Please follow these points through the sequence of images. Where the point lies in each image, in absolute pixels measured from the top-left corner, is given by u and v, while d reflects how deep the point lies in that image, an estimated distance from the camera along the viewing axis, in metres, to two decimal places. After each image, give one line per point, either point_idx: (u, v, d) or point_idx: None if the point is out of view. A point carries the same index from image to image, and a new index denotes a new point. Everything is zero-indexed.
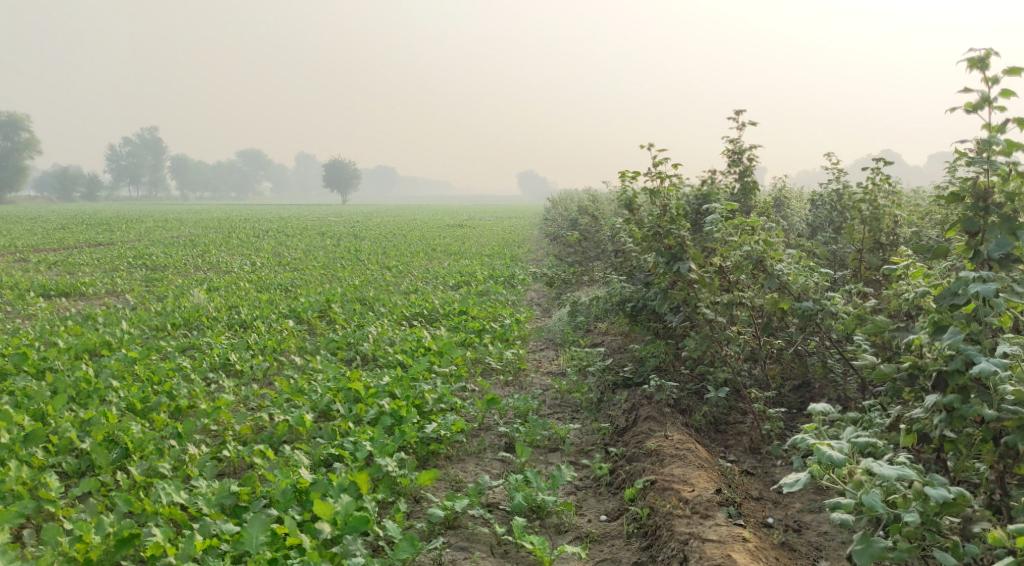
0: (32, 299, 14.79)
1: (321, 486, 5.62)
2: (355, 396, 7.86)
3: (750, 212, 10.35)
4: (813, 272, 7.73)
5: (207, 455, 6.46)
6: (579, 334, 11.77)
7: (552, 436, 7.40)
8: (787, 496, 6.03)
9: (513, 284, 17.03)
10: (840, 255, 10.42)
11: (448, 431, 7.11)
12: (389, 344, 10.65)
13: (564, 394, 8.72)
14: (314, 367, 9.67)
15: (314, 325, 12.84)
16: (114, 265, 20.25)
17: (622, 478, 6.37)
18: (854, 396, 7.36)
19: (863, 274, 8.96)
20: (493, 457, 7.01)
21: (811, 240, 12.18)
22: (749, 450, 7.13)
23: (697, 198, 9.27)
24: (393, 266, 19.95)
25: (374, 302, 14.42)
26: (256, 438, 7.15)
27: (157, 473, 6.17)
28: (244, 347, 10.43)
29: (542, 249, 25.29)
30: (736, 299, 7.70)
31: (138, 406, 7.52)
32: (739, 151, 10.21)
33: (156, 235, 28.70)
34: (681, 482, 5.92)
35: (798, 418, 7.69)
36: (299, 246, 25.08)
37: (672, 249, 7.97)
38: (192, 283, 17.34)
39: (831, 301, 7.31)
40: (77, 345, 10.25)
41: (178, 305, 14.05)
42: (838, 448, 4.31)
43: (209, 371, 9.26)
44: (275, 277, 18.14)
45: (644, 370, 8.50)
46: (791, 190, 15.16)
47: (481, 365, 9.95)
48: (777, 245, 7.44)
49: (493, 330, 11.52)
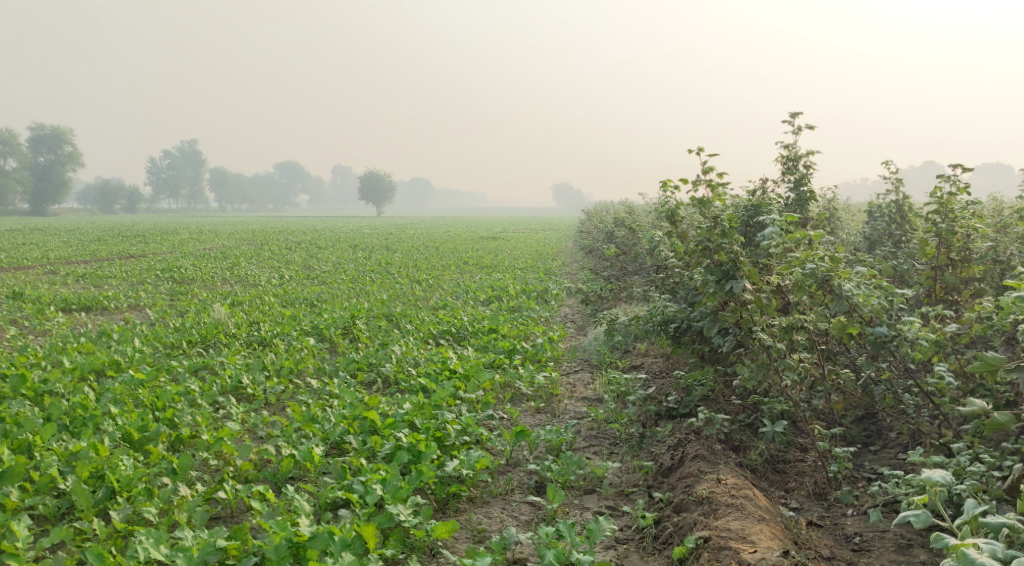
0: (51, 313, 14.27)
1: (321, 541, 5.05)
2: (371, 426, 7.13)
3: (806, 224, 9.46)
4: (883, 290, 6.87)
5: (200, 498, 5.82)
6: (617, 355, 10.94)
7: (588, 475, 6.59)
8: (863, 557, 5.46)
9: (546, 299, 16.30)
10: (904, 272, 9.50)
11: (471, 470, 6.34)
12: (413, 366, 9.90)
13: (601, 424, 7.87)
14: (331, 391, 8.95)
15: (337, 343, 12.17)
16: (140, 277, 19.74)
17: (669, 531, 5.66)
18: (929, 431, 6.53)
19: (937, 294, 8.07)
20: (521, 501, 6.23)
21: (869, 253, 11.25)
22: (813, 496, 6.26)
23: (747, 209, 8.42)
24: (423, 279, 19.23)
25: (401, 318, 13.72)
26: (258, 476, 6.44)
27: (142, 519, 5.57)
28: (260, 367, 9.74)
29: (578, 261, 24.45)
30: (797, 321, 6.86)
31: (134, 437, 6.88)
32: (795, 157, 9.35)
33: (189, 247, 28.36)
34: (739, 538, 5.26)
35: (865, 455, 6.82)
36: (330, 259, 24.49)
37: (724, 265, 7.16)
38: (217, 296, 16.77)
39: (906, 326, 6.50)
40: (83, 365, 9.64)
41: (198, 321, 13.46)
42: (988, 550, 4.07)
43: (218, 395, 8.57)
44: (302, 291, 17.50)
45: (690, 400, 7.64)
46: (843, 201, 14.18)
47: (511, 390, 9.18)
48: (844, 262, 6.63)
49: (524, 350, 10.77)
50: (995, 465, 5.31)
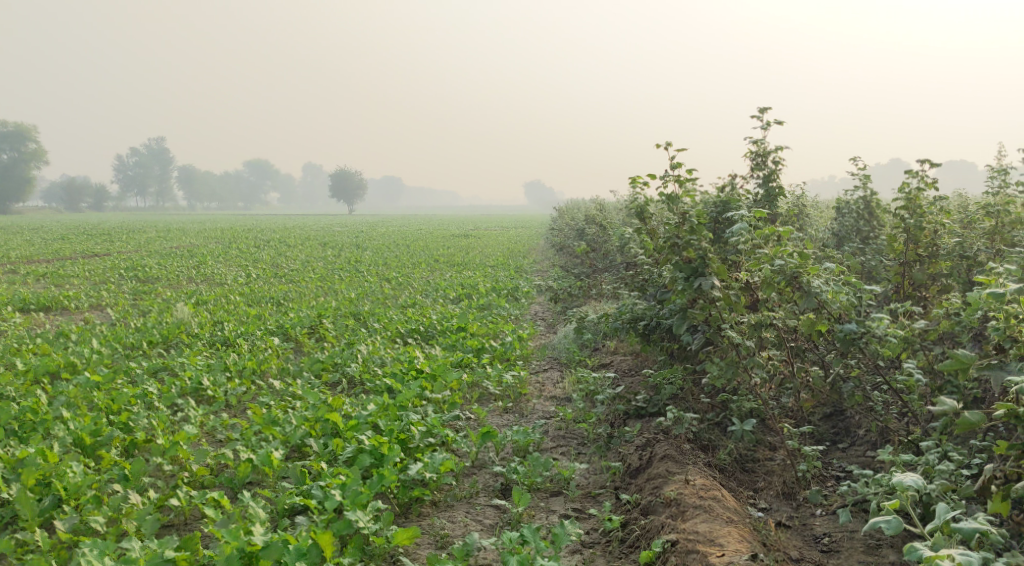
0: (8, 314, 13.88)
1: (275, 551, 4.89)
2: (333, 429, 6.94)
3: (774, 221, 9.39)
4: (852, 287, 6.79)
5: (152, 505, 5.63)
6: (587, 353, 10.83)
7: (555, 477, 6.46)
8: (831, 558, 5.38)
9: (517, 297, 16.17)
10: (872, 268, 9.46)
11: (435, 473, 6.17)
12: (379, 366, 9.70)
13: (569, 424, 7.73)
14: (294, 393, 8.73)
15: (302, 343, 11.94)
16: (103, 277, 19.31)
17: (636, 535, 5.56)
18: (898, 428, 6.47)
19: (906, 290, 8.02)
20: (486, 504, 6.08)
21: (838, 250, 11.21)
22: (782, 495, 6.18)
23: (716, 205, 8.32)
24: (393, 277, 19.01)
25: (368, 317, 13.51)
26: (214, 481, 6.24)
27: (89, 529, 5.36)
28: (221, 368, 9.50)
29: (549, 259, 24.34)
30: (766, 319, 6.77)
31: (85, 442, 6.64)
32: (764, 153, 9.27)
33: (154, 245, 27.82)
34: (707, 542, 5.16)
35: (833, 454, 6.75)
36: (299, 257, 24.17)
37: (693, 262, 7.05)
38: (181, 296, 16.45)
39: (875, 323, 6.41)
40: (38, 368, 9.35)
41: (160, 321, 13.14)
42: (964, 560, 3.98)
43: (177, 398, 8.33)
44: (269, 289, 17.21)
45: (658, 399, 7.53)
46: (813, 198, 14.16)
47: (478, 390, 9.03)
48: (813, 259, 6.54)
49: (493, 349, 10.62)
50: (964, 463, 5.25)
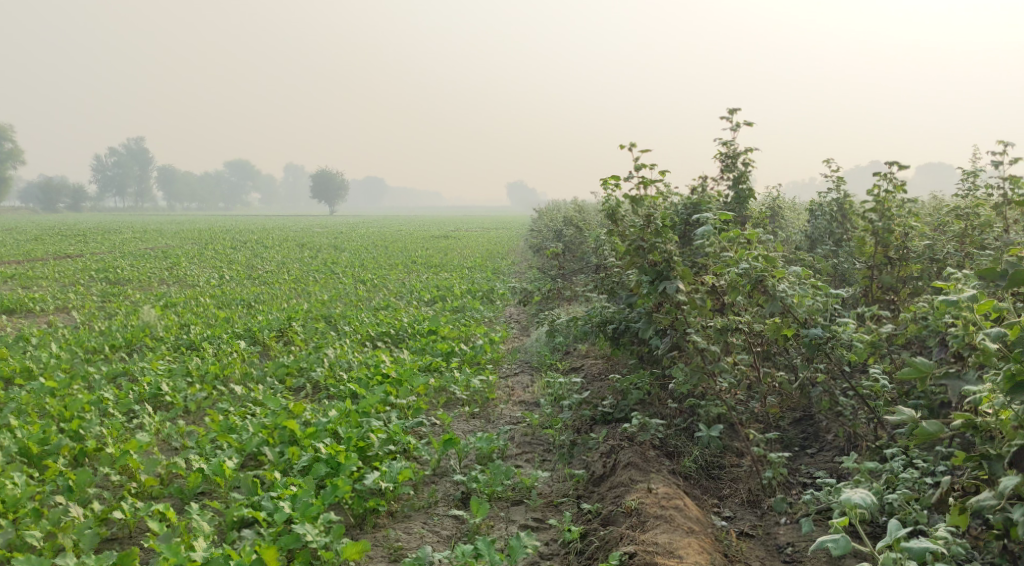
0: None
1: None
2: (291, 436, 6.74)
3: (744, 223, 9.28)
4: (819, 291, 6.67)
5: (95, 518, 5.43)
6: (558, 356, 10.69)
7: (517, 486, 6.30)
8: None
9: (491, 299, 16.00)
10: (843, 270, 9.37)
11: (393, 482, 5.99)
12: (346, 371, 9.51)
13: (536, 430, 7.57)
14: (255, 399, 8.52)
15: (270, 346, 11.72)
16: (72, 279, 18.96)
17: (595, 546, 5.42)
18: (865, 434, 6.36)
19: (875, 293, 7.93)
20: (444, 514, 5.92)
21: (811, 252, 11.14)
22: (747, 504, 6.06)
23: (685, 206, 8.21)
24: (368, 279, 18.81)
25: (339, 320, 13.31)
26: (163, 491, 6.04)
27: (25, 544, 5.17)
28: (183, 373, 9.26)
29: (527, 260, 24.22)
30: (732, 323, 6.63)
31: (31, 451, 6.41)
32: (733, 155, 9.17)
33: (128, 246, 27.44)
34: (666, 554, 5.04)
35: (801, 460, 6.63)
36: (274, 258, 23.87)
37: (658, 266, 6.91)
38: (149, 298, 16.14)
39: (842, 327, 6.28)
40: None
41: (125, 324, 12.88)
42: None
43: (134, 404, 8.09)
44: (240, 292, 16.94)
45: (626, 405, 7.38)
46: (787, 200, 14.09)
47: (445, 395, 8.85)
48: (778, 262, 6.40)
49: (462, 353, 10.45)
50: (929, 471, 5.15)
